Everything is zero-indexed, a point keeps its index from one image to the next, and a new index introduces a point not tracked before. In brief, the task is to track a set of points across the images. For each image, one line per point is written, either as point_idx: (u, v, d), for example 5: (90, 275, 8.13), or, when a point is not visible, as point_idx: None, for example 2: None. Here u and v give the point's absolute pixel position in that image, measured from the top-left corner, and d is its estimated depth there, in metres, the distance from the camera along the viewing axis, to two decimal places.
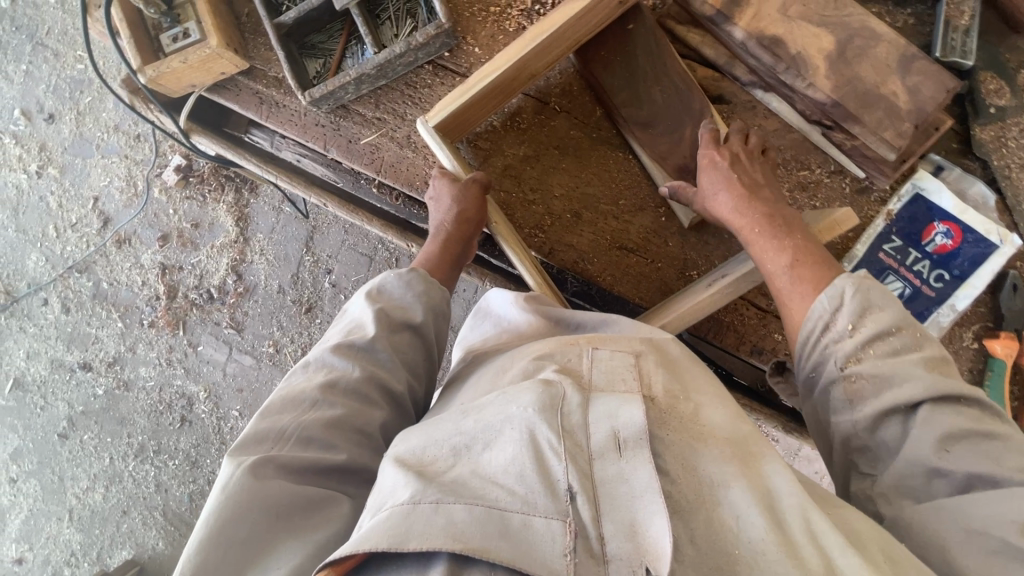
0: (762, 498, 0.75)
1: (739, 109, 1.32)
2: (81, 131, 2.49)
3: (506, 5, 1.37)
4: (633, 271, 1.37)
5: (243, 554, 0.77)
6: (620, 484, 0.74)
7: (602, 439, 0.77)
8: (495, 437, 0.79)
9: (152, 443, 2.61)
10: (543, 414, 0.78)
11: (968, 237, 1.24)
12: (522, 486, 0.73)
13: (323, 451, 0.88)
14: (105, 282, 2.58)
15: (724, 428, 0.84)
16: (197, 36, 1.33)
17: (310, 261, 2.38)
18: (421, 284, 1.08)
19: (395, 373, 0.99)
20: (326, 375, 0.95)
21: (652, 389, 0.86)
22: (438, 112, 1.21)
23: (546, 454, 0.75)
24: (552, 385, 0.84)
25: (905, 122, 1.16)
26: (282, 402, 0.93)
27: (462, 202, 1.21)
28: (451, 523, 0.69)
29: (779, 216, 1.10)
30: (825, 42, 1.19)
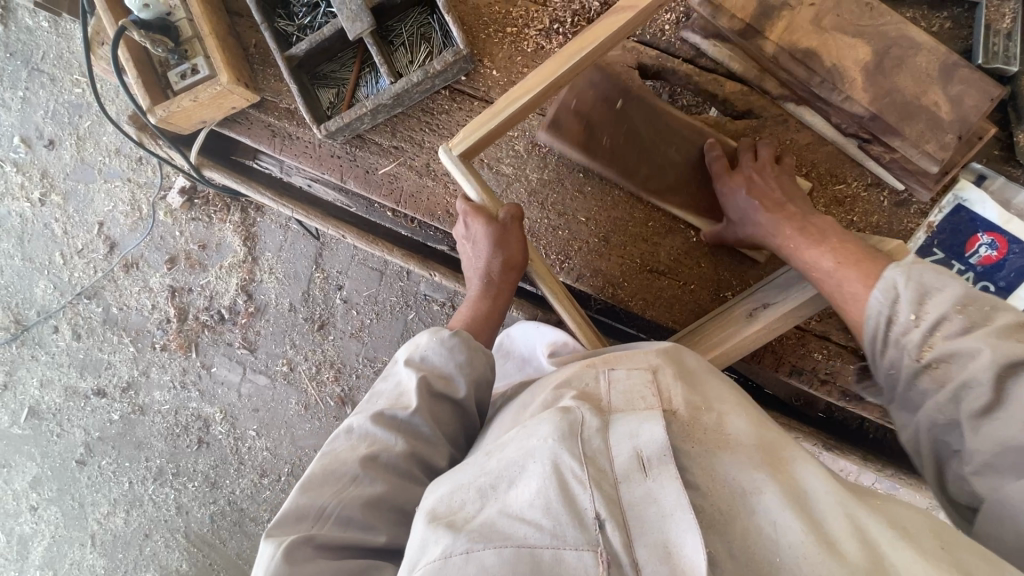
0: (795, 499, 0.70)
1: (769, 123, 1.28)
2: (82, 156, 2.45)
3: (523, 25, 1.32)
4: (665, 295, 1.33)
5: None
6: (648, 503, 0.70)
7: (625, 461, 0.73)
8: (519, 473, 0.73)
9: (171, 466, 2.59)
10: (564, 444, 0.73)
11: (1014, 248, 1.19)
12: (549, 519, 0.68)
13: (364, 532, 0.84)
14: (115, 307, 2.55)
15: (750, 437, 0.78)
16: (206, 72, 1.29)
17: (319, 277, 2.34)
18: (465, 353, 0.99)
19: (438, 448, 0.94)
20: (368, 447, 0.91)
21: (672, 403, 0.81)
22: (463, 139, 1.14)
23: (570, 484, 0.70)
24: (570, 411, 0.79)
25: (948, 134, 1.12)
26: (323, 473, 0.88)
27: (503, 247, 1.17)
28: (482, 570, 0.64)
29: (813, 224, 1.10)
30: (862, 53, 1.14)
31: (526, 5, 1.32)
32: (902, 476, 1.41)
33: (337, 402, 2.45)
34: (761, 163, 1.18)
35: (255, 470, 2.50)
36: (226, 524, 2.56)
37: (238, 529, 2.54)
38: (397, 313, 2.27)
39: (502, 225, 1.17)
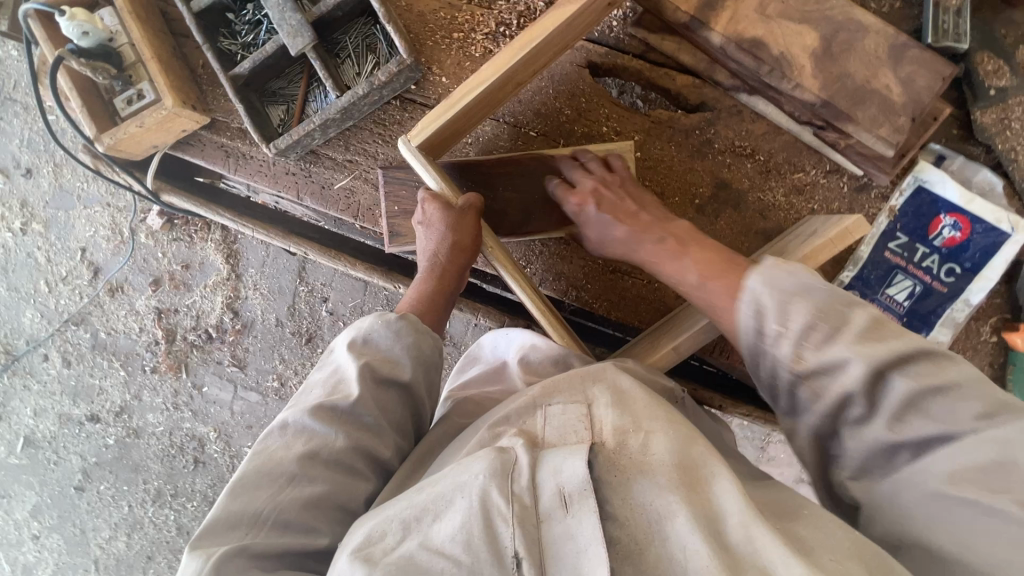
0: (708, 524, 0.68)
1: (724, 115, 1.26)
2: (60, 183, 2.44)
3: (469, 30, 1.30)
4: (630, 294, 1.31)
5: None
6: (567, 540, 0.67)
7: (548, 496, 0.70)
8: (446, 507, 0.71)
9: (169, 487, 2.60)
10: (494, 481, 0.71)
11: (976, 227, 1.17)
12: (468, 554, 0.67)
13: (304, 533, 0.83)
14: (103, 332, 2.55)
15: (673, 456, 0.74)
16: (152, 97, 1.28)
17: (303, 291, 2.33)
18: (411, 335, 0.97)
19: (383, 438, 0.93)
20: (307, 443, 0.88)
21: (602, 432, 0.78)
22: (420, 132, 1.09)
23: (493, 520, 0.69)
24: (505, 449, 0.76)
25: (901, 116, 1.10)
26: (258, 475, 0.86)
27: (460, 233, 1.12)
28: None
29: (679, 237, 1.08)
30: (809, 40, 1.12)
31: (472, 9, 1.30)
32: None
33: None
34: (599, 175, 1.19)
35: None
36: None
37: None
38: None
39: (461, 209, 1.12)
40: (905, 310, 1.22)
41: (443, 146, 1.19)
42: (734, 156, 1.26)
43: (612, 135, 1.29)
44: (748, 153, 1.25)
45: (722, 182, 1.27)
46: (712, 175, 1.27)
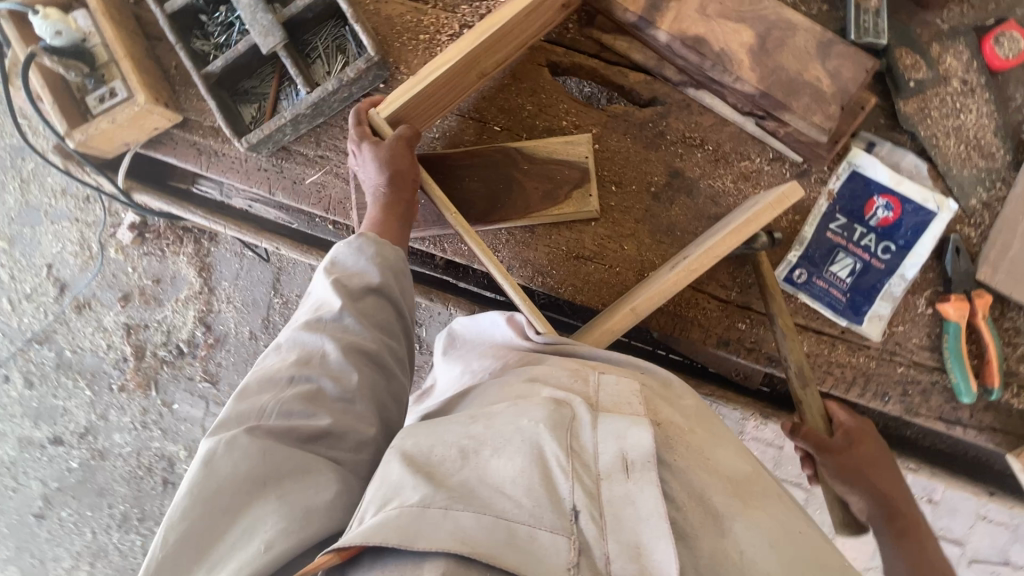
0: (765, 535, 0.79)
1: (674, 109, 1.34)
2: (27, 200, 2.40)
3: (435, 33, 1.38)
4: (593, 278, 1.37)
5: (226, 513, 0.81)
6: (627, 502, 0.77)
7: (609, 459, 0.81)
8: (504, 445, 0.83)
9: (135, 512, 2.62)
10: (554, 431, 0.83)
11: (907, 207, 1.28)
12: (529, 498, 0.77)
13: (307, 417, 0.92)
14: (68, 350, 2.50)
15: (728, 470, 0.88)
16: (123, 92, 1.30)
17: (279, 302, 2.33)
18: (372, 246, 1.09)
19: (365, 335, 1.03)
20: (300, 353, 1.00)
21: (658, 417, 0.92)
22: (390, 104, 1.15)
23: (553, 470, 0.80)
24: (564, 406, 0.89)
25: (832, 105, 1.20)
26: (259, 385, 0.95)
27: (391, 160, 1.12)
28: (458, 527, 0.73)
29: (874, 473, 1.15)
30: (746, 37, 1.22)
31: (435, 14, 1.37)
32: None
33: None
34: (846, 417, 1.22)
35: None
36: None
37: None
38: None
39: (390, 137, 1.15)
40: (848, 286, 1.31)
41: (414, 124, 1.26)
42: (685, 146, 1.35)
43: (571, 128, 1.37)
44: (698, 143, 1.34)
45: (675, 171, 1.35)
46: (666, 164, 1.36)
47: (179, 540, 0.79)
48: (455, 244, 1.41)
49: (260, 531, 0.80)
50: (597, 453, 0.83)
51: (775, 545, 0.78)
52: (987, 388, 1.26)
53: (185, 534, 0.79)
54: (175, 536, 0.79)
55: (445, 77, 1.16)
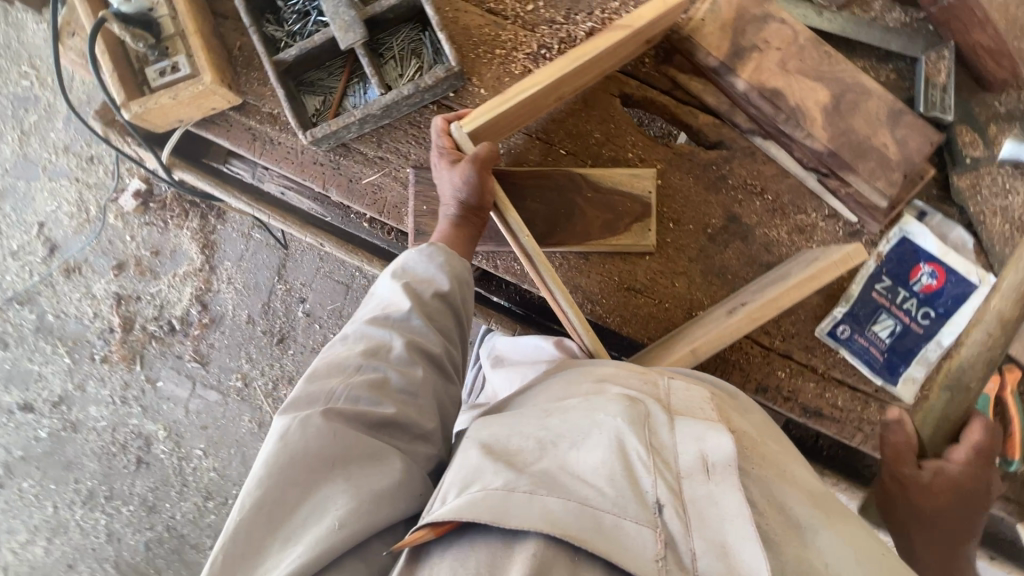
0: (849, 548, 0.81)
1: (739, 155, 1.37)
2: (25, 152, 2.46)
3: (512, 49, 1.37)
4: (641, 312, 1.38)
5: (299, 492, 0.81)
6: (709, 503, 0.79)
7: (690, 460, 0.83)
8: (584, 438, 0.87)
9: (103, 489, 2.55)
10: (632, 426, 0.86)
11: (951, 277, 1.32)
12: (613, 487, 0.81)
13: (374, 404, 0.90)
14: (51, 314, 2.52)
15: (804, 484, 0.92)
16: (187, 71, 1.27)
17: (282, 289, 2.38)
18: (443, 254, 1.06)
19: (431, 338, 0.99)
20: (366, 345, 0.96)
21: (732, 427, 0.97)
22: (475, 118, 1.13)
23: (636, 463, 0.82)
24: (639, 404, 0.90)
25: (896, 172, 1.24)
26: (328, 368, 0.93)
27: (466, 187, 1.09)
28: (546, 510, 0.78)
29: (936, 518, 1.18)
30: (821, 96, 1.25)
31: (514, 30, 1.37)
32: (852, 489, 1.52)
33: None
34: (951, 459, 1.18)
35: (198, 493, 2.50)
36: (162, 551, 2.54)
37: (176, 556, 2.53)
38: None
39: (466, 159, 1.10)
40: (887, 347, 1.35)
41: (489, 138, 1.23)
42: (745, 193, 1.37)
43: (636, 161, 1.38)
44: (758, 191, 1.37)
45: (733, 216, 1.37)
46: (724, 208, 1.38)
47: (252, 508, 0.79)
48: (507, 262, 1.40)
49: (330, 509, 0.80)
50: (676, 452, 0.85)
51: (865, 560, 0.80)
52: (1007, 459, 1.32)
53: (260, 499, 0.80)
54: (250, 501, 0.80)
55: (534, 97, 1.16)
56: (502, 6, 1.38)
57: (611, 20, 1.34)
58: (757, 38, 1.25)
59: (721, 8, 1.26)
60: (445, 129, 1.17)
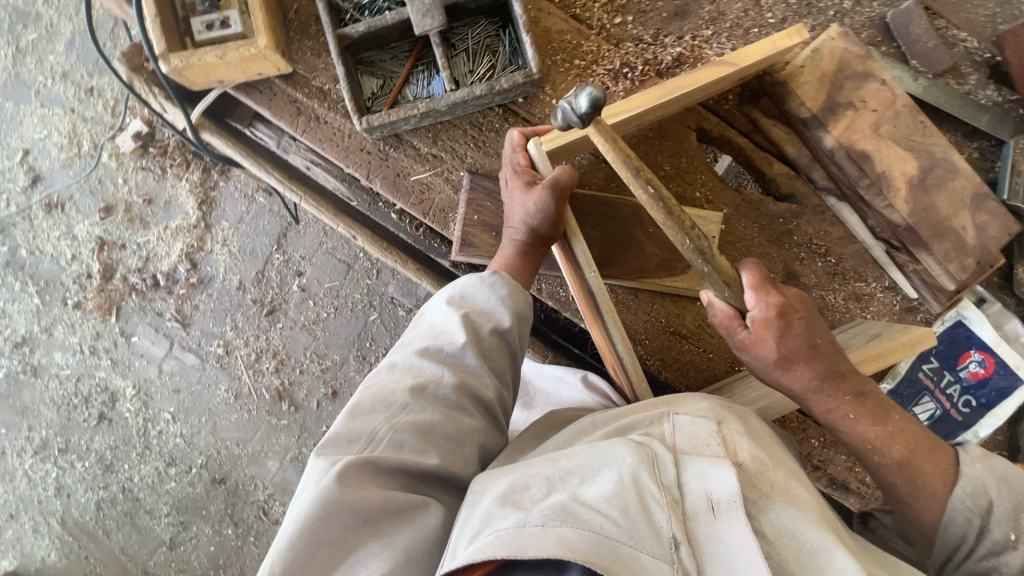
0: None
1: (808, 212, 1.31)
2: (18, 72, 2.26)
3: (591, 62, 1.27)
4: (683, 359, 1.31)
5: (329, 554, 0.74)
6: (719, 541, 0.76)
7: (696, 499, 0.80)
8: (593, 474, 0.81)
9: (59, 440, 2.38)
10: (642, 467, 0.81)
11: (999, 369, 1.30)
12: (626, 520, 0.76)
13: (418, 454, 0.83)
14: (25, 249, 2.34)
15: (813, 505, 0.83)
16: (239, 30, 1.15)
17: (279, 259, 2.23)
18: (506, 287, 0.98)
19: (485, 381, 0.93)
20: (415, 378, 0.90)
21: (739, 455, 0.87)
22: (554, 137, 1.10)
23: (649, 502, 0.78)
24: (644, 444, 0.85)
25: (970, 257, 1.19)
26: (372, 402, 0.87)
27: (538, 216, 1.06)
28: (562, 537, 0.72)
29: (869, 393, 0.99)
30: (909, 167, 1.19)
31: (597, 43, 1.27)
32: None
33: (272, 396, 2.26)
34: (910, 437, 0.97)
35: (161, 458, 2.34)
36: (114, 513, 2.37)
37: (128, 520, 2.35)
38: (358, 312, 2.20)
39: (544, 185, 1.06)
40: None
41: (559, 159, 1.20)
42: (808, 251, 1.31)
43: (702, 202, 1.31)
44: (821, 252, 1.31)
45: (792, 273, 1.31)
46: (784, 264, 1.32)
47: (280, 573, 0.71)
48: (552, 287, 1.32)
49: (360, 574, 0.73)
50: (684, 492, 0.81)
51: None
52: None
53: (289, 565, 0.72)
54: (278, 566, 0.72)
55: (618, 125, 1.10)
56: (588, 15, 1.29)
57: (702, 48, 1.25)
58: (853, 95, 1.19)
59: (822, 57, 1.18)
60: (523, 142, 1.13)
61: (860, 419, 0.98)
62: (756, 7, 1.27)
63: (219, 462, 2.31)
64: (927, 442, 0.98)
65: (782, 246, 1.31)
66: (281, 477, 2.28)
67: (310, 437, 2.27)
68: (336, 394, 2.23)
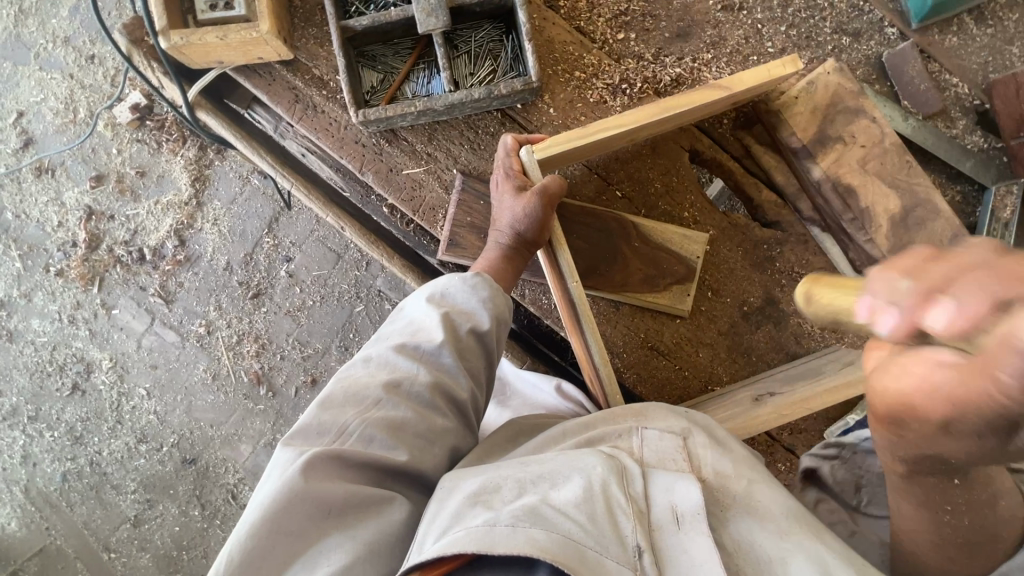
0: None
1: (792, 240, 1.33)
2: (19, 33, 2.24)
3: (591, 75, 1.28)
4: (659, 374, 1.33)
5: (290, 545, 0.73)
6: (680, 551, 0.77)
7: (661, 510, 0.82)
8: (563, 480, 0.82)
9: (29, 408, 2.35)
10: (611, 478, 0.82)
11: None
12: (593, 526, 0.77)
13: (386, 450, 0.83)
14: (11, 212, 2.31)
15: (779, 507, 0.84)
16: (241, 12, 1.14)
17: (269, 244, 2.22)
18: (488, 289, 1.00)
19: (459, 381, 0.94)
20: (389, 374, 0.90)
21: (703, 471, 0.89)
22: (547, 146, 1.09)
23: (615, 510, 0.80)
24: (614, 456, 0.87)
25: None
26: (345, 396, 0.87)
27: (526, 221, 1.07)
28: (531, 537, 0.72)
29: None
30: (892, 205, 1.21)
31: (599, 56, 1.28)
32: None
33: (250, 380, 2.25)
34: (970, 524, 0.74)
35: (132, 434, 2.31)
36: (80, 486, 2.34)
37: (93, 494, 2.32)
38: (344, 303, 2.19)
39: (533, 193, 1.08)
40: None
41: (551, 167, 1.21)
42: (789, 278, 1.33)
43: (690, 221, 1.33)
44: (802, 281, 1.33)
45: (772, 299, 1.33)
46: (765, 289, 1.34)
47: (239, 562, 0.71)
48: (535, 293, 1.33)
49: (320, 568, 0.73)
50: (649, 503, 0.83)
51: None
52: None
53: (247, 554, 0.71)
54: (237, 554, 0.71)
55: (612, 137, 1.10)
56: (592, 28, 1.31)
57: (701, 71, 1.28)
58: (844, 130, 1.21)
59: (817, 90, 1.21)
60: (516, 149, 1.14)
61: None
62: (757, 35, 1.29)
63: (191, 442, 2.29)
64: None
65: (764, 271, 1.33)
66: (254, 462, 2.26)
67: (286, 424, 2.26)
68: (314, 382, 2.22)
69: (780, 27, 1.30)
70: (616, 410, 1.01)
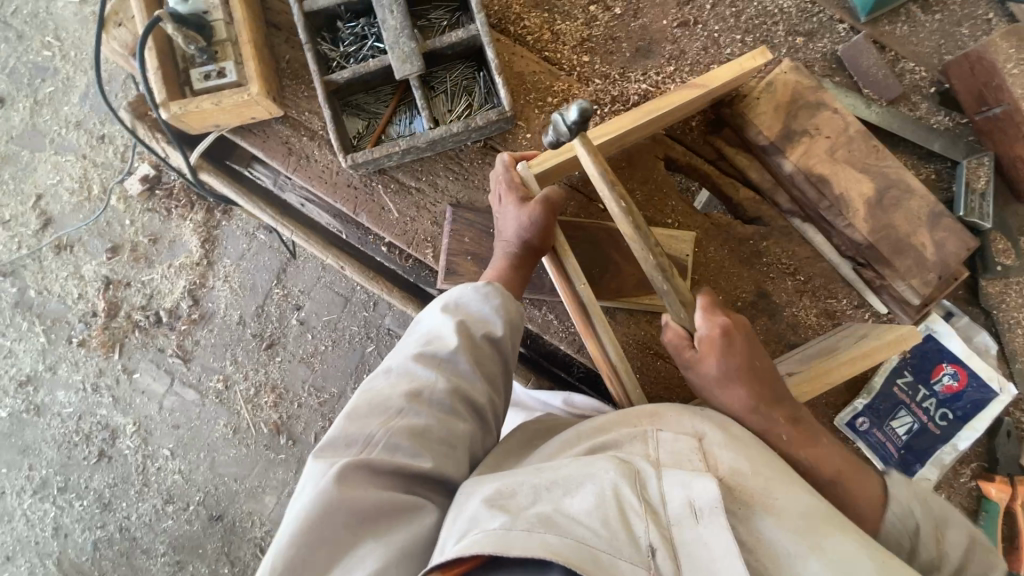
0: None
1: (777, 233, 1.37)
2: (35, 122, 2.40)
3: (562, 99, 1.36)
4: (663, 377, 1.35)
5: (331, 549, 0.80)
6: (698, 547, 0.78)
7: (678, 508, 0.81)
8: (577, 486, 0.84)
9: (58, 479, 2.40)
10: (625, 480, 0.83)
11: (972, 381, 1.31)
12: (606, 529, 0.78)
13: (411, 458, 0.89)
14: (33, 290, 2.42)
15: (797, 505, 0.84)
16: (234, 78, 1.25)
17: (278, 294, 2.30)
18: (500, 297, 1.05)
19: (477, 386, 0.99)
20: (410, 384, 0.95)
21: (718, 468, 0.89)
22: (540, 162, 1.20)
23: (628, 512, 0.81)
24: (628, 460, 0.88)
25: (931, 272, 1.22)
26: (369, 407, 0.93)
27: (531, 229, 1.13)
28: (545, 541, 0.75)
29: (801, 418, 1.04)
30: (865, 188, 1.25)
31: (567, 82, 1.36)
32: None
33: (271, 430, 2.29)
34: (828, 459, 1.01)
35: (159, 495, 2.35)
36: (110, 554, 2.35)
37: (124, 560, 2.34)
38: (355, 344, 2.25)
39: (536, 202, 1.14)
40: (902, 442, 1.34)
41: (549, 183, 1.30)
42: (778, 271, 1.36)
43: (675, 225, 1.38)
44: (790, 272, 1.36)
45: (763, 292, 1.36)
46: (756, 284, 1.36)
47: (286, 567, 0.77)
48: (531, 310, 1.37)
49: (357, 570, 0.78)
50: (665, 502, 0.83)
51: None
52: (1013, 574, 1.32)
53: (292, 559, 0.78)
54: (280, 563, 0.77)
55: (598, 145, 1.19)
56: (558, 56, 1.39)
57: (665, 84, 1.35)
58: (808, 123, 1.26)
59: (776, 89, 1.27)
60: (511, 163, 1.21)
61: (793, 441, 1.01)
62: (714, 45, 1.37)
63: (216, 498, 2.31)
64: (852, 464, 1.02)
65: (752, 266, 1.37)
66: (279, 512, 2.28)
67: None
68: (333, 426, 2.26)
69: (736, 35, 1.37)
70: (629, 410, 1.02)
